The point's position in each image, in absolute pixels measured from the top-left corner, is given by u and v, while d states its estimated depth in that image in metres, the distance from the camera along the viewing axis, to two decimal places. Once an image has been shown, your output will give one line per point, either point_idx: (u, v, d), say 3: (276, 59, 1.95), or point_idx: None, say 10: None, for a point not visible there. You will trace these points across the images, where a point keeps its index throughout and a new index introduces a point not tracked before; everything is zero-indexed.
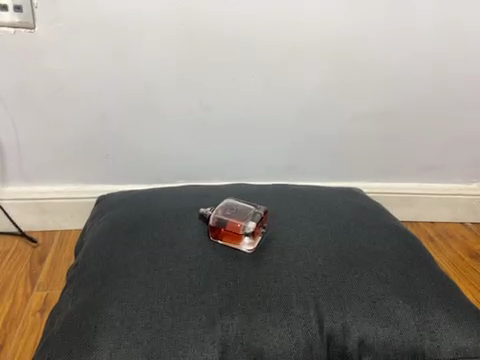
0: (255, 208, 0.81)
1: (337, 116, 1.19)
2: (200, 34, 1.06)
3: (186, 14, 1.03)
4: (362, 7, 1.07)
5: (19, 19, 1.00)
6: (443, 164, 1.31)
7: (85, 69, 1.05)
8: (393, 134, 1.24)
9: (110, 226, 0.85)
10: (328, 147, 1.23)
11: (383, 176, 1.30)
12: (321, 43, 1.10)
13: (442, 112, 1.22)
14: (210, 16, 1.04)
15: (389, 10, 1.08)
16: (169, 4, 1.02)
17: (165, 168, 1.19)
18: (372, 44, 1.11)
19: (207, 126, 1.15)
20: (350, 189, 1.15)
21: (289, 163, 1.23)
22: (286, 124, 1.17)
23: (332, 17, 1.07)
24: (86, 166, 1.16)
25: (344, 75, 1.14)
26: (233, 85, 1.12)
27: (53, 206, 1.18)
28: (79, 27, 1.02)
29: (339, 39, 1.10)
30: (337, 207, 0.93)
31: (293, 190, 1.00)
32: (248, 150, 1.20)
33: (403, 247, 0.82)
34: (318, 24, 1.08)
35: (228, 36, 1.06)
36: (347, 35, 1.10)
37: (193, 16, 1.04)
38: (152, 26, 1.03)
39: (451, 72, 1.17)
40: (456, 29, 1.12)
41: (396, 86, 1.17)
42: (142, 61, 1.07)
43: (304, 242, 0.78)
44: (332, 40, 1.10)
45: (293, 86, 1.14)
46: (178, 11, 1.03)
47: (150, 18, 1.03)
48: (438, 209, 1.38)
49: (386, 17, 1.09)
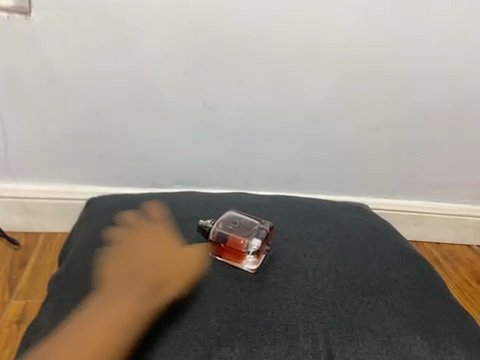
0: (261, 223, 0.75)
1: (346, 124, 1.12)
2: (205, 30, 1.00)
3: (191, 8, 0.98)
4: (376, 11, 1.02)
5: (14, 4, 0.94)
6: (454, 182, 1.24)
7: (80, 59, 0.99)
8: (404, 149, 1.17)
9: (98, 234, 0.78)
10: (334, 157, 1.15)
11: (390, 192, 1.23)
12: (332, 47, 1.04)
13: (455, 128, 1.16)
14: (216, 12, 0.99)
15: (404, 15, 1.03)
16: None
17: (162, 171, 1.11)
18: (385, 51, 1.06)
19: (208, 129, 1.08)
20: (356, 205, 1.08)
21: (293, 173, 1.16)
22: (291, 131, 1.11)
23: (345, 20, 1.02)
24: (77, 165, 1.08)
25: (354, 79, 1.07)
26: (239, 86, 1.05)
27: (39, 206, 1.10)
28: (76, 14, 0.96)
29: (352, 44, 1.04)
30: (344, 223, 0.86)
31: (299, 203, 0.92)
32: (251, 157, 1.12)
33: (418, 273, 0.76)
34: (329, 26, 1.02)
35: (235, 34, 1.01)
36: (360, 40, 1.04)
37: (198, 11, 0.98)
38: (154, 18, 0.97)
39: (467, 82, 1.11)
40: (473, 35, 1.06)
41: (409, 98, 1.11)
42: (143, 55, 1.00)
43: (312, 265, 0.72)
44: (344, 44, 1.04)
45: (301, 91, 1.07)
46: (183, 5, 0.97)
47: (153, 10, 0.97)
48: (444, 229, 1.30)
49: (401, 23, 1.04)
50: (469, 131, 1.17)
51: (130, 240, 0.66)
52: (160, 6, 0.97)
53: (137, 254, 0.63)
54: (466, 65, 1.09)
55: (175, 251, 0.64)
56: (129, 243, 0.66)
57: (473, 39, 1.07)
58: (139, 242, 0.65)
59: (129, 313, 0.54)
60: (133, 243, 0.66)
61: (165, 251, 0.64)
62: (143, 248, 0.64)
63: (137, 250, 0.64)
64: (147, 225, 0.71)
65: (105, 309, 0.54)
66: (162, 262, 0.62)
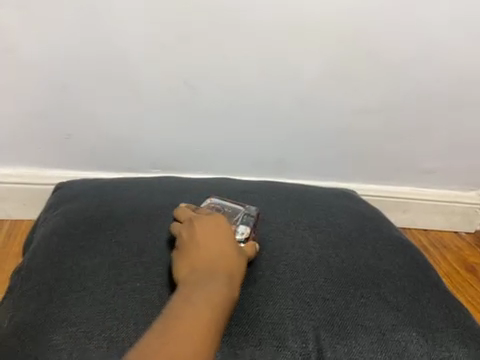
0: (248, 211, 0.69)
1: (335, 106, 1.05)
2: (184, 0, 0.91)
3: None
4: None
5: None
6: (444, 169, 1.19)
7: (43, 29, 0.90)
8: (394, 133, 1.11)
9: (64, 223, 0.72)
10: (322, 141, 1.09)
11: (379, 178, 1.18)
12: (322, 23, 0.96)
13: (448, 112, 1.10)
14: None
15: None
16: None
17: (139, 155, 1.04)
18: (379, 28, 0.98)
19: (187, 110, 1.01)
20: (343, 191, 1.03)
21: (278, 158, 1.09)
22: (277, 113, 1.04)
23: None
24: (44, 148, 1.00)
25: (345, 58, 1.00)
26: (221, 63, 0.97)
27: (4, 191, 1.02)
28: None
29: (343, 20, 0.97)
30: (334, 210, 0.81)
31: (284, 189, 0.86)
32: (233, 140, 1.06)
33: (412, 263, 0.71)
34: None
35: (217, 5, 0.92)
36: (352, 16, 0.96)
37: None
38: None
39: (463, 63, 1.04)
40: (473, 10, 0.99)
41: (402, 79, 1.05)
42: (115, 27, 0.91)
43: (301, 257, 0.68)
44: (334, 20, 0.96)
45: (287, 70, 1.00)
46: None
47: None
48: (432, 216, 1.26)
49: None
50: (462, 115, 1.11)
51: (211, 232, 0.61)
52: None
53: (219, 255, 0.58)
54: (463, 44, 1.02)
55: (241, 253, 0.61)
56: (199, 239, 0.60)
57: (473, 16, 0.99)
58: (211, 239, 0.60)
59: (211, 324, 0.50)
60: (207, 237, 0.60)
61: (237, 253, 0.60)
62: (227, 247, 0.59)
63: (222, 245, 0.59)
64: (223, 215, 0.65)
65: (192, 322, 0.49)
66: (232, 264, 0.58)
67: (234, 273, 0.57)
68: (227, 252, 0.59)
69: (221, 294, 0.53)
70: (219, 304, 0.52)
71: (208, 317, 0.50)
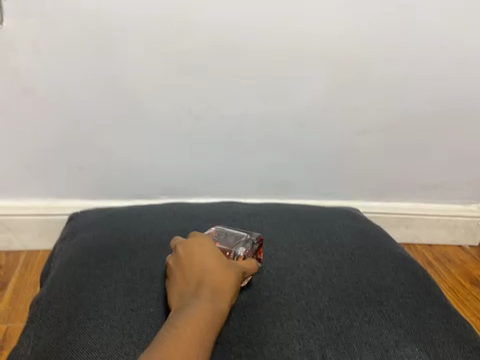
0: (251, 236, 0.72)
1: (332, 128, 1.10)
2: (187, 35, 0.96)
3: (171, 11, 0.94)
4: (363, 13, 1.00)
5: None
6: (443, 183, 1.23)
7: (57, 68, 0.95)
8: (393, 152, 1.15)
9: (79, 252, 0.75)
10: (322, 162, 1.13)
11: (380, 196, 1.21)
12: (317, 50, 1.01)
13: (443, 129, 1.14)
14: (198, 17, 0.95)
15: (391, 15, 1.01)
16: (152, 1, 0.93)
17: (147, 183, 1.08)
18: (371, 53, 1.04)
19: (192, 138, 1.05)
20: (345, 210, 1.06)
21: (280, 180, 1.13)
22: (278, 136, 1.08)
23: (330, 21, 0.99)
24: (58, 180, 1.05)
25: (341, 81, 1.05)
26: (224, 92, 1.02)
27: (20, 223, 1.06)
28: (52, 22, 0.92)
29: (337, 47, 1.02)
30: (336, 230, 0.84)
31: (289, 210, 0.90)
32: (238, 165, 1.10)
33: (412, 280, 0.74)
34: (314, 27, 0.99)
35: (218, 39, 0.97)
36: (346, 42, 1.02)
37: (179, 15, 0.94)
38: (133, 23, 0.94)
39: (455, 82, 1.09)
40: (459, 33, 1.04)
41: (396, 99, 1.09)
42: (122, 62, 0.96)
43: (305, 277, 0.71)
44: (329, 47, 1.01)
45: (287, 96, 1.05)
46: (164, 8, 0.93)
47: (131, 16, 0.93)
48: (435, 231, 1.29)
49: (387, 23, 1.01)
50: (457, 131, 1.15)
51: (194, 256, 0.64)
52: (137, 10, 0.93)
53: (203, 275, 0.62)
54: (451, 64, 1.07)
55: (229, 267, 0.63)
56: (184, 264, 0.64)
57: (460, 38, 1.05)
58: (195, 260, 0.64)
59: (193, 341, 0.52)
60: (192, 260, 0.64)
61: (223, 268, 0.63)
62: (210, 265, 0.63)
63: (205, 266, 0.62)
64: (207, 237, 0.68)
65: (173, 342, 0.51)
66: (221, 282, 0.61)
67: (220, 288, 0.60)
68: (210, 271, 0.62)
69: (204, 312, 0.56)
70: (202, 321, 0.55)
71: (190, 335, 0.53)
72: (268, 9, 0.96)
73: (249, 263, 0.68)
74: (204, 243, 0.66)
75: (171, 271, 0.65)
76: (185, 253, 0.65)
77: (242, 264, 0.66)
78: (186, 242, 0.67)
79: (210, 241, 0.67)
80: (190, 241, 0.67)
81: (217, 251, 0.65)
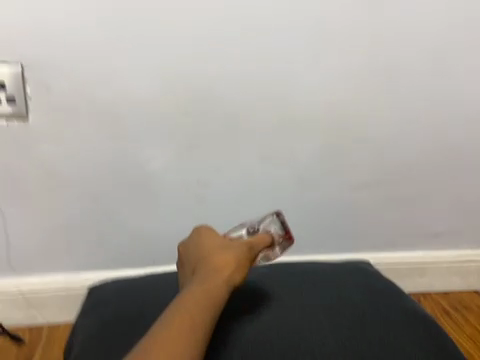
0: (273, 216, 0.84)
1: (336, 184, 1.13)
2: (191, 107, 1.02)
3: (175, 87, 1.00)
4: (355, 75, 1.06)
5: (13, 110, 0.96)
6: (450, 228, 1.24)
7: (75, 149, 1.00)
8: (397, 202, 1.18)
9: (102, 329, 0.79)
10: (328, 218, 1.16)
11: (390, 246, 1.23)
12: (315, 112, 1.06)
13: (443, 176, 1.18)
14: (200, 90, 1.01)
15: (381, 74, 1.07)
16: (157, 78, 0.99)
17: (162, 249, 1.11)
18: (367, 110, 1.08)
19: (202, 202, 1.09)
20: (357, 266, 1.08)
21: (289, 236, 1.16)
22: (285, 196, 1.12)
23: (324, 84, 1.05)
24: (77, 253, 1.08)
25: (341, 139, 1.09)
26: (229, 158, 1.06)
27: (42, 299, 1.09)
28: (71, 110, 0.98)
29: (333, 107, 1.07)
30: (349, 293, 0.87)
31: (300, 271, 0.92)
32: (247, 225, 1.13)
33: (423, 338, 0.78)
34: (310, 91, 1.05)
35: (220, 108, 1.03)
36: (342, 102, 1.07)
37: (183, 89, 1.00)
38: (140, 101, 1.00)
39: (449, 130, 1.13)
40: (450, 87, 1.10)
41: (395, 152, 1.13)
42: (134, 139, 1.02)
43: (320, 347, 0.74)
44: (326, 108, 1.07)
45: (290, 157, 1.09)
46: (168, 84, 1.00)
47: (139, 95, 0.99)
48: (449, 277, 1.29)
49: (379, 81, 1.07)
50: (457, 178, 1.18)
51: (193, 250, 0.75)
52: (148, 92, 0.99)
53: (200, 261, 0.72)
54: (446, 117, 1.12)
55: (223, 247, 0.73)
56: (188, 257, 0.75)
57: (449, 90, 1.10)
58: (193, 253, 0.75)
59: (181, 317, 0.62)
60: (191, 253, 0.75)
61: (217, 251, 0.72)
62: (205, 252, 0.73)
63: (201, 255, 0.73)
64: (208, 229, 0.77)
65: (166, 319, 0.63)
66: (222, 260, 0.71)
67: (215, 269, 0.70)
68: (205, 258, 0.72)
69: (196, 290, 0.67)
70: (190, 299, 0.65)
71: (180, 311, 0.63)
72: (268, 81, 1.03)
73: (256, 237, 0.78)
74: (202, 233, 0.77)
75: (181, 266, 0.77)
76: (186, 249, 0.77)
77: (243, 241, 0.75)
78: (186, 241, 0.78)
79: (206, 230, 0.77)
80: (190, 238, 0.77)
81: (213, 238, 0.75)
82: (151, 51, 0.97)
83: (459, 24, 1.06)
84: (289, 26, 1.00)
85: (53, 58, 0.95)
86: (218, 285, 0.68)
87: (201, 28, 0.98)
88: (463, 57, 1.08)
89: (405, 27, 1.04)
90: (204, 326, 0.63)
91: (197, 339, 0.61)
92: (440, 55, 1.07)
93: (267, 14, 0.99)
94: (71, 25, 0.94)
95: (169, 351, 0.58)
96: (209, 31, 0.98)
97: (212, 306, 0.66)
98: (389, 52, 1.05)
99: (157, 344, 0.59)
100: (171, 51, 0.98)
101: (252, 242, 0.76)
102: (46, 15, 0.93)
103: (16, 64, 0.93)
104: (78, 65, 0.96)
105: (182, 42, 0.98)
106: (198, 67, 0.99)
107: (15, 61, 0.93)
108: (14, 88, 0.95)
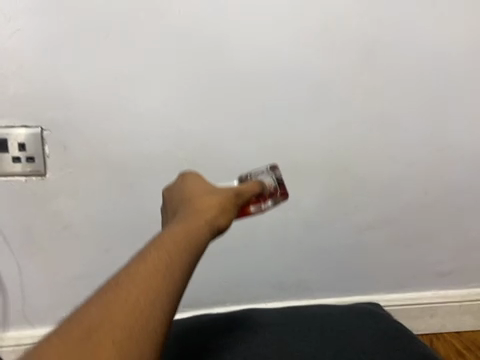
0: (272, 168, 0.89)
1: (345, 228, 1.14)
2: (201, 156, 1.00)
3: (186, 136, 0.98)
4: (367, 118, 1.04)
5: (30, 168, 0.95)
6: (460, 268, 1.24)
7: (88, 202, 1.00)
8: (406, 244, 1.19)
9: None
10: (338, 261, 1.17)
11: (399, 287, 1.23)
12: (325, 157, 1.06)
13: (452, 217, 1.18)
14: (212, 139, 0.99)
15: (392, 116, 1.06)
16: (166, 128, 0.97)
17: None
18: (377, 153, 1.08)
19: (212, 250, 1.09)
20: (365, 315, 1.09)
21: (298, 281, 1.17)
22: (293, 241, 1.12)
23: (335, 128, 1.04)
24: None
25: (351, 184, 1.09)
26: None
27: None
28: (85, 165, 0.97)
29: (343, 151, 1.06)
30: (350, 326, 1.04)
31: (305, 326, 1.03)
32: (257, 272, 1.14)
33: None
34: (320, 136, 1.04)
35: (230, 157, 1.01)
36: (352, 146, 1.06)
37: (194, 137, 0.98)
38: (150, 151, 0.98)
39: (458, 172, 1.14)
40: (457, 135, 1.10)
41: (404, 195, 1.13)
42: (147, 192, 1.00)
43: None
44: (337, 153, 1.06)
45: (300, 203, 1.09)
46: (178, 133, 0.98)
47: (152, 147, 0.98)
48: (461, 317, 1.28)
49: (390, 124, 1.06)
50: (465, 218, 1.19)
51: (177, 190, 0.73)
52: (159, 150, 0.98)
53: (183, 204, 0.68)
54: (453, 162, 1.13)
55: (207, 194, 0.69)
56: (170, 200, 0.72)
57: (457, 132, 1.10)
58: (177, 195, 0.72)
59: (159, 259, 0.54)
60: (176, 193, 0.72)
61: (201, 198, 0.68)
62: (189, 196, 0.69)
63: (183, 199, 0.69)
64: (194, 173, 0.77)
65: (140, 258, 0.54)
66: (205, 203, 0.67)
67: (198, 208, 0.66)
68: (187, 200, 0.69)
69: (176, 227, 0.61)
70: (169, 238, 0.57)
71: (157, 253, 0.55)
72: (279, 134, 1.02)
73: (245, 185, 0.75)
74: (185, 179, 0.75)
75: (165, 208, 0.74)
76: (170, 190, 0.74)
77: (229, 188, 0.72)
78: (172, 181, 0.76)
79: (194, 177, 0.75)
80: (176, 180, 0.76)
81: (200, 184, 0.73)
82: (162, 108, 0.96)
83: (465, 73, 1.05)
84: (300, 76, 0.98)
85: (71, 120, 0.94)
86: (200, 224, 0.62)
87: (211, 81, 0.95)
88: (471, 98, 1.08)
89: (414, 78, 1.04)
90: (183, 260, 0.56)
91: (174, 278, 0.53)
92: (449, 95, 1.06)
93: (278, 59, 0.96)
94: (81, 80, 0.91)
95: (139, 300, 0.50)
96: (220, 84, 0.96)
97: (193, 240, 0.59)
98: (400, 101, 1.05)
99: (128, 283, 0.51)
100: (180, 97, 0.95)
101: (241, 189, 0.73)
102: (56, 68, 0.90)
103: (37, 128, 0.93)
104: (96, 126, 0.95)
105: (190, 87, 0.95)
106: (207, 114, 0.97)
107: (35, 125, 0.93)
108: (33, 147, 0.94)
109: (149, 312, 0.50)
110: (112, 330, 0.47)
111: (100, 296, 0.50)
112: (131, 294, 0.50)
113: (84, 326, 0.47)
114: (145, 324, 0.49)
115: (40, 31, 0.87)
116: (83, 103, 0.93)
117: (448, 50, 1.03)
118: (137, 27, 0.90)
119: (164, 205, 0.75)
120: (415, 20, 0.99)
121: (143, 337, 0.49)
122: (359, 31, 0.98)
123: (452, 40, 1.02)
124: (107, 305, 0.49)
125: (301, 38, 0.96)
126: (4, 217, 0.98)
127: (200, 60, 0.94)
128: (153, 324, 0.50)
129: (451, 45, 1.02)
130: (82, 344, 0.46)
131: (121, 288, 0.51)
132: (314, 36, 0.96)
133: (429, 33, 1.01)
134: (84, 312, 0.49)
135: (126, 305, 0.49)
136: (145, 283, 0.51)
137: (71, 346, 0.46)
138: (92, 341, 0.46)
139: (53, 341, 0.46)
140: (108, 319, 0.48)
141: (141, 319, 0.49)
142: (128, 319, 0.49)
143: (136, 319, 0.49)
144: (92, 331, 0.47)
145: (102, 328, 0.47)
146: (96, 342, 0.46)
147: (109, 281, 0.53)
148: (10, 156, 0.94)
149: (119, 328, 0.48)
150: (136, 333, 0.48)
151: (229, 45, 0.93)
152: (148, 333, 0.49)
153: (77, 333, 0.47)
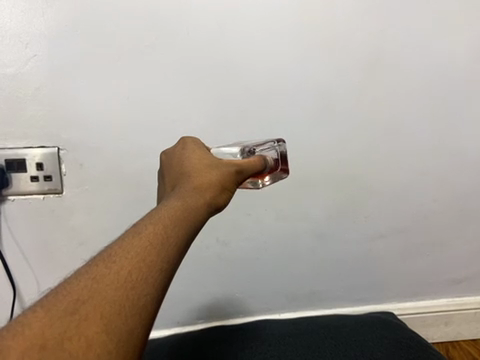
0: (277, 143, 0.85)
1: (356, 237, 1.14)
2: None
3: None
4: (373, 127, 1.06)
5: (48, 186, 0.99)
6: (473, 274, 1.24)
7: (103, 218, 1.03)
8: (417, 251, 1.19)
9: None
10: (350, 270, 1.17)
11: (413, 295, 1.23)
12: (333, 167, 1.07)
13: (463, 223, 1.18)
14: None
15: (398, 125, 1.07)
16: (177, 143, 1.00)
17: (186, 308, 1.13)
18: (385, 162, 1.09)
19: (224, 262, 1.11)
20: (378, 323, 1.10)
21: (310, 290, 1.18)
22: (304, 251, 1.13)
23: (342, 138, 1.06)
24: None
25: (360, 193, 1.11)
26: (248, 219, 1.08)
27: None
28: (100, 181, 1.00)
29: (351, 161, 1.08)
30: (365, 336, 1.05)
31: (318, 336, 1.05)
32: (268, 281, 1.15)
33: None
34: (328, 146, 1.06)
35: None
36: (359, 156, 1.08)
37: None
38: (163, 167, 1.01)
39: (467, 178, 1.14)
40: (463, 142, 1.11)
41: (414, 202, 1.14)
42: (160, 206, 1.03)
43: None
44: (345, 163, 1.08)
45: (309, 212, 1.10)
46: None
47: None
48: (477, 324, 1.28)
49: (397, 133, 1.08)
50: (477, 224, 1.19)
51: (175, 160, 0.69)
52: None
53: (181, 177, 0.65)
54: (461, 169, 1.13)
55: (208, 167, 0.65)
56: (167, 172, 0.69)
57: (465, 138, 1.11)
58: (176, 166, 0.68)
59: (155, 233, 0.51)
60: (173, 163, 0.69)
61: (201, 170, 0.65)
62: (187, 168, 0.65)
63: (181, 170, 0.66)
64: (193, 140, 0.74)
65: (133, 232, 0.51)
66: (204, 181, 0.62)
67: (197, 183, 0.62)
68: (185, 172, 0.65)
69: (173, 201, 0.57)
70: (166, 215, 0.54)
71: (152, 228, 0.52)
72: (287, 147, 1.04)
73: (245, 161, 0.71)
74: (184, 149, 0.70)
75: (162, 180, 0.70)
76: (168, 159, 0.71)
77: (232, 164, 0.68)
78: (169, 150, 0.72)
79: (194, 143, 0.72)
80: (175, 147, 0.72)
81: (200, 153, 0.69)
82: (172, 124, 0.99)
83: (468, 80, 1.06)
84: (305, 89, 1.01)
85: (86, 139, 0.97)
86: (199, 202, 0.59)
87: (219, 97, 0.98)
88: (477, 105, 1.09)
89: (419, 88, 1.05)
90: (180, 235, 0.53)
91: (169, 254, 0.50)
92: (455, 103, 1.08)
93: (283, 73, 0.99)
94: (94, 100, 0.95)
95: (132, 273, 0.46)
96: (227, 100, 0.99)
97: (189, 216, 0.56)
98: (405, 111, 1.06)
99: (120, 255, 0.48)
100: (189, 113, 0.98)
101: (242, 167, 0.69)
102: (70, 90, 0.94)
103: (53, 147, 0.96)
104: (110, 144, 0.98)
105: (199, 103, 0.98)
106: (216, 129, 1.00)
107: (52, 145, 0.96)
108: (50, 166, 0.97)
109: (142, 286, 0.46)
110: (102, 302, 0.44)
111: (88, 268, 0.46)
112: (124, 267, 0.47)
113: (71, 297, 0.43)
114: (137, 299, 0.45)
115: (55, 55, 0.91)
116: (96, 122, 0.96)
117: (452, 59, 1.04)
118: (147, 47, 0.93)
119: (161, 176, 0.71)
120: (417, 30, 1.01)
121: (135, 313, 0.44)
122: (362, 43, 1.00)
123: (455, 50, 1.04)
124: (97, 277, 0.45)
125: (305, 52, 0.98)
126: (23, 232, 1.01)
127: (208, 77, 0.97)
128: (145, 300, 0.46)
129: (453, 53, 1.04)
130: (69, 315, 0.42)
131: (113, 260, 0.47)
132: (318, 49, 0.99)
133: (431, 42, 1.02)
134: (71, 283, 0.45)
135: (118, 276, 0.46)
136: (140, 255, 0.48)
137: (57, 317, 0.41)
138: (80, 313, 0.42)
139: (35, 309, 0.42)
140: (97, 291, 0.44)
141: (134, 293, 0.45)
142: (118, 294, 0.44)
143: (128, 292, 0.45)
144: (81, 302, 0.43)
145: (91, 299, 0.43)
146: (85, 314, 0.42)
147: (97, 255, 0.49)
148: (28, 175, 0.97)
149: (109, 299, 0.44)
150: (128, 307, 0.44)
151: (236, 62, 0.96)
152: (139, 308, 0.45)
153: (64, 303, 0.42)
